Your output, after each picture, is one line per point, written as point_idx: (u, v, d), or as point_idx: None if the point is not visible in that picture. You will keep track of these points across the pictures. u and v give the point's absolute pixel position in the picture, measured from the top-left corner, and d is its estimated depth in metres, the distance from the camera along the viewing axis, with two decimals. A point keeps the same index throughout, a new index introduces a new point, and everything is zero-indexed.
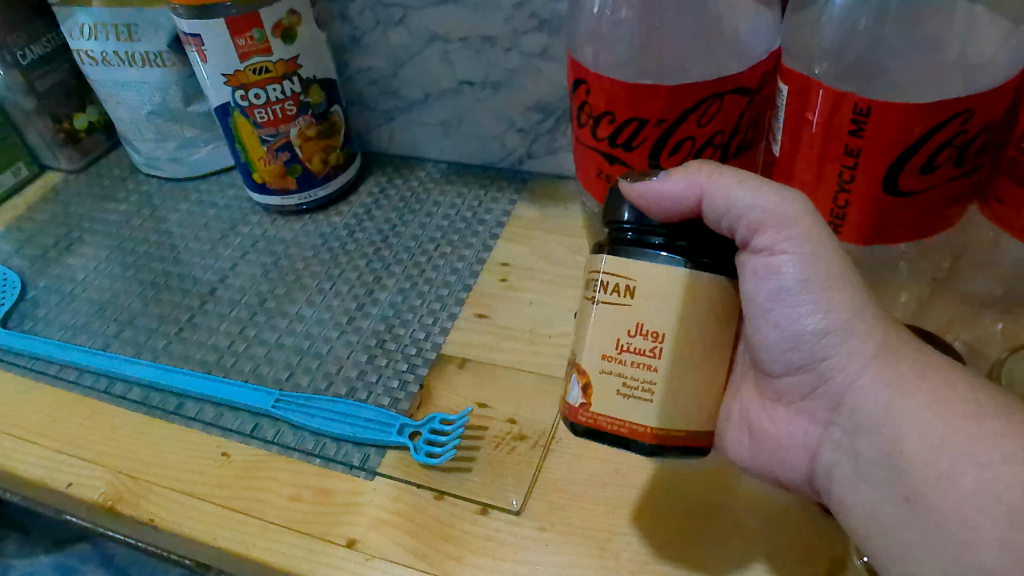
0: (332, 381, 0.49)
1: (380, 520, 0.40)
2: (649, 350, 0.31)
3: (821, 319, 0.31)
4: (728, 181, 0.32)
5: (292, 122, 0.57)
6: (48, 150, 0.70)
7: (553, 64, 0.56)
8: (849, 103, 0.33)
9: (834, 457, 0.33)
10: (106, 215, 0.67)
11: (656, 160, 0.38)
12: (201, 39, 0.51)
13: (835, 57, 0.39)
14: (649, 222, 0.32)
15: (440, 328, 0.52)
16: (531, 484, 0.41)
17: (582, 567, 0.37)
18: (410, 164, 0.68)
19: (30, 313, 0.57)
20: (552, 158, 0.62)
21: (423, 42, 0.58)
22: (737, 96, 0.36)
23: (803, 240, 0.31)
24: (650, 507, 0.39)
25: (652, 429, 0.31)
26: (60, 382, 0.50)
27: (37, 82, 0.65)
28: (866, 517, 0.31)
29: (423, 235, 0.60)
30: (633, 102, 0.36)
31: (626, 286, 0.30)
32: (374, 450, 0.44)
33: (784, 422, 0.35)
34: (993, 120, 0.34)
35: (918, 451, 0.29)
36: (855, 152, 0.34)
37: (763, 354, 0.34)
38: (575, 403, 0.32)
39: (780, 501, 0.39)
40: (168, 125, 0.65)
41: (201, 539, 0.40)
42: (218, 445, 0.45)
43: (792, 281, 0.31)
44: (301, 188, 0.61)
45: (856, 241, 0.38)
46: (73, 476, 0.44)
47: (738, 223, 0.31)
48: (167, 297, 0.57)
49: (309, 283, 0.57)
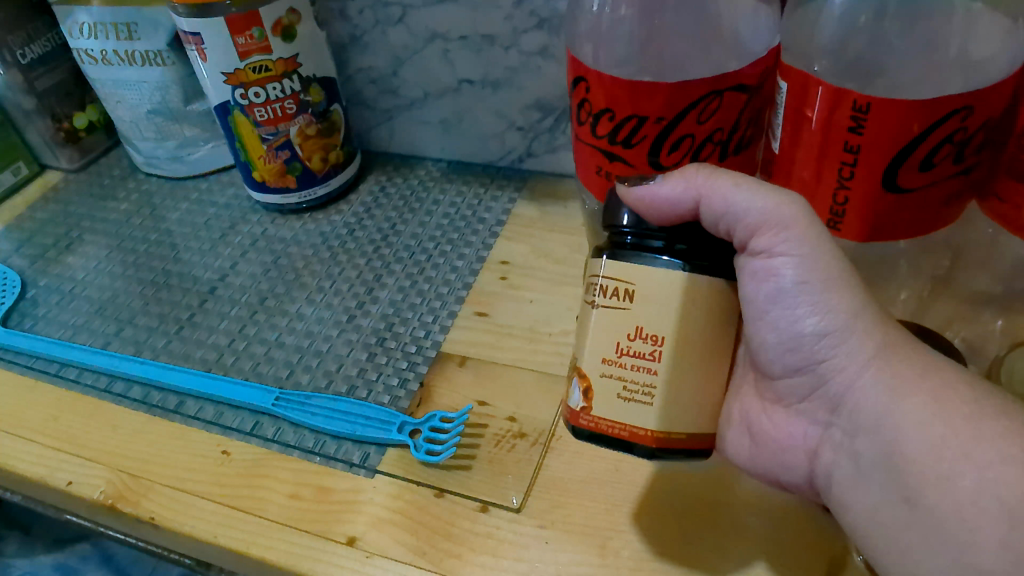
0: (332, 379, 0.49)
1: (380, 517, 0.40)
2: (648, 353, 0.31)
3: (820, 321, 0.31)
4: (726, 183, 0.32)
5: (292, 120, 0.57)
6: (47, 150, 0.70)
7: (553, 63, 0.56)
8: (849, 100, 0.33)
9: (833, 458, 0.33)
10: (106, 214, 0.67)
11: (656, 158, 0.38)
12: (201, 37, 0.51)
13: (834, 55, 0.39)
14: (648, 224, 0.32)
15: (440, 326, 0.52)
16: (532, 481, 0.41)
17: (583, 566, 0.37)
18: (410, 163, 0.68)
19: (30, 312, 0.57)
20: (552, 156, 0.62)
21: (422, 41, 0.58)
22: (737, 93, 0.36)
23: (801, 241, 0.31)
24: (650, 505, 0.40)
25: (652, 432, 0.31)
26: (61, 380, 0.50)
27: (36, 81, 0.65)
28: (866, 515, 0.31)
29: (423, 234, 0.60)
30: (633, 99, 0.36)
31: (626, 289, 0.31)
32: (374, 448, 0.44)
33: (784, 423, 0.36)
34: (992, 116, 0.34)
35: (917, 451, 0.29)
36: (855, 148, 0.34)
37: (763, 355, 0.34)
38: (577, 406, 0.33)
39: (780, 500, 0.39)
40: (167, 124, 0.65)
41: (202, 538, 0.40)
42: (218, 442, 0.45)
43: (790, 281, 0.31)
44: (301, 186, 0.61)
45: (856, 238, 0.38)
46: (74, 475, 0.44)
47: (737, 225, 0.31)
48: (167, 296, 0.57)
49: (309, 282, 0.57)
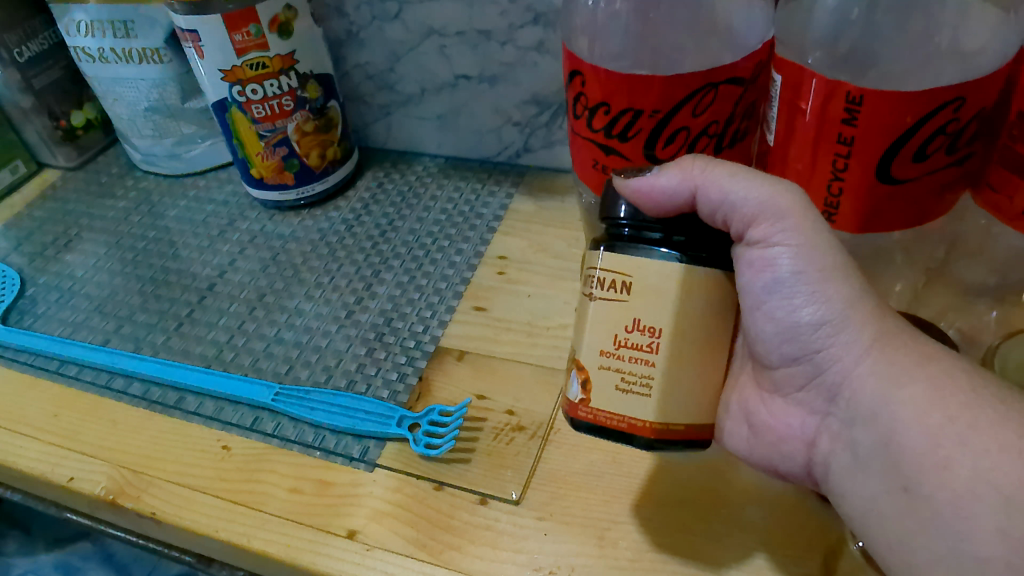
0: (331, 374, 0.49)
1: (380, 511, 0.40)
2: (646, 345, 0.31)
3: (817, 310, 0.31)
4: (722, 174, 0.32)
5: (289, 117, 0.57)
6: (46, 148, 0.70)
7: (549, 57, 0.56)
8: (842, 92, 0.34)
9: (831, 447, 0.33)
10: (105, 212, 0.67)
11: (651, 151, 0.39)
12: (198, 35, 0.51)
13: (828, 47, 0.40)
14: (645, 217, 0.32)
15: (439, 321, 0.52)
16: (531, 473, 0.42)
17: (582, 557, 0.37)
18: (407, 159, 0.68)
19: (29, 310, 0.57)
20: (549, 151, 0.63)
21: (419, 37, 0.59)
22: (731, 86, 0.36)
23: (798, 232, 0.31)
24: (649, 496, 0.40)
25: (651, 424, 0.32)
26: (61, 377, 0.51)
27: (34, 80, 0.65)
28: (866, 506, 0.31)
29: (421, 229, 0.60)
30: (628, 92, 0.37)
31: (623, 282, 0.31)
32: (374, 442, 0.44)
33: (782, 413, 0.36)
34: (985, 107, 0.34)
35: (915, 441, 0.29)
36: (848, 140, 0.35)
37: (760, 346, 0.34)
38: (575, 398, 0.33)
39: (777, 490, 0.40)
40: (165, 122, 0.65)
41: (203, 531, 0.40)
42: (217, 438, 0.45)
43: (786, 272, 0.31)
44: (299, 183, 0.61)
45: (851, 229, 0.38)
46: (75, 470, 0.44)
47: (734, 216, 0.32)
48: (167, 292, 0.58)
49: (307, 278, 0.57)
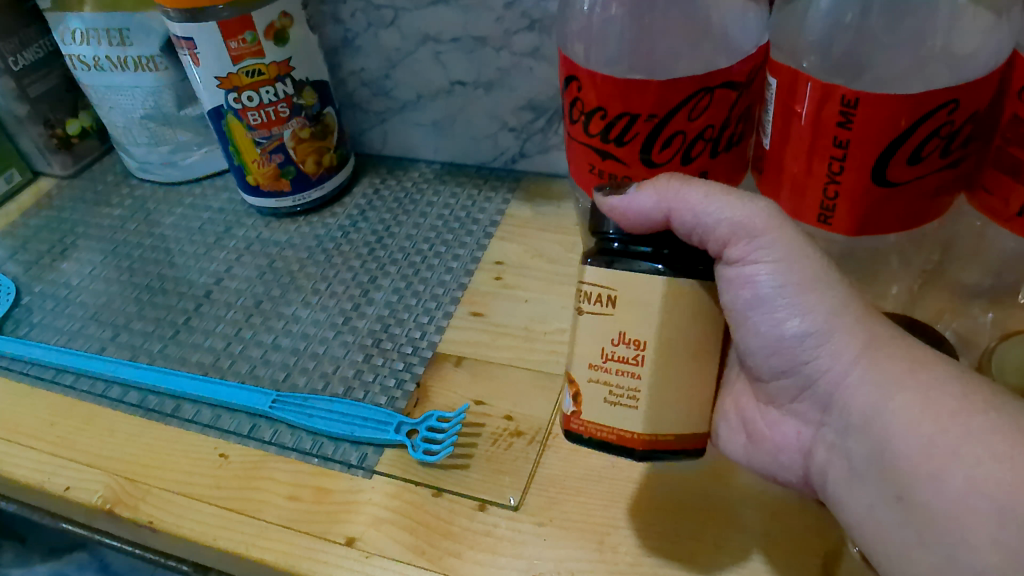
0: (328, 381, 0.49)
1: (379, 518, 0.40)
2: (632, 358, 0.31)
3: (802, 322, 0.32)
4: (693, 194, 0.32)
5: (285, 123, 0.57)
6: (41, 157, 0.70)
7: (544, 63, 0.56)
8: (837, 95, 0.34)
9: (827, 457, 0.33)
10: (101, 220, 0.67)
11: (647, 156, 0.39)
12: (194, 42, 0.52)
13: (823, 50, 0.40)
14: (631, 234, 0.32)
15: (435, 327, 0.52)
16: (529, 480, 0.42)
17: (582, 562, 0.37)
18: (404, 164, 0.68)
19: (25, 319, 0.57)
20: (544, 156, 0.63)
21: (415, 43, 0.59)
22: (726, 90, 0.37)
23: (773, 247, 0.31)
24: (649, 501, 0.40)
25: (639, 435, 0.32)
26: (56, 387, 0.50)
27: (29, 88, 0.65)
28: (864, 513, 0.31)
29: (417, 235, 0.60)
30: (623, 97, 0.37)
31: (608, 295, 0.31)
32: (372, 449, 0.44)
33: (778, 423, 0.36)
34: (978, 110, 0.34)
35: (910, 447, 0.29)
36: (844, 143, 0.35)
37: (751, 358, 0.34)
38: (568, 410, 0.34)
39: (777, 494, 0.40)
40: (161, 129, 0.65)
41: (201, 540, 0.40)
42: (215, 445, 0.45)
43: (768, 289, 0.31)
44: (296, 189, 0.61)
45: (846, 232, 0.38)
46: (71, 480, 0.44)
47: (708, 238, 0.32)
48: (163, 300, 0.57)
49: (304, 284, 0.57)
